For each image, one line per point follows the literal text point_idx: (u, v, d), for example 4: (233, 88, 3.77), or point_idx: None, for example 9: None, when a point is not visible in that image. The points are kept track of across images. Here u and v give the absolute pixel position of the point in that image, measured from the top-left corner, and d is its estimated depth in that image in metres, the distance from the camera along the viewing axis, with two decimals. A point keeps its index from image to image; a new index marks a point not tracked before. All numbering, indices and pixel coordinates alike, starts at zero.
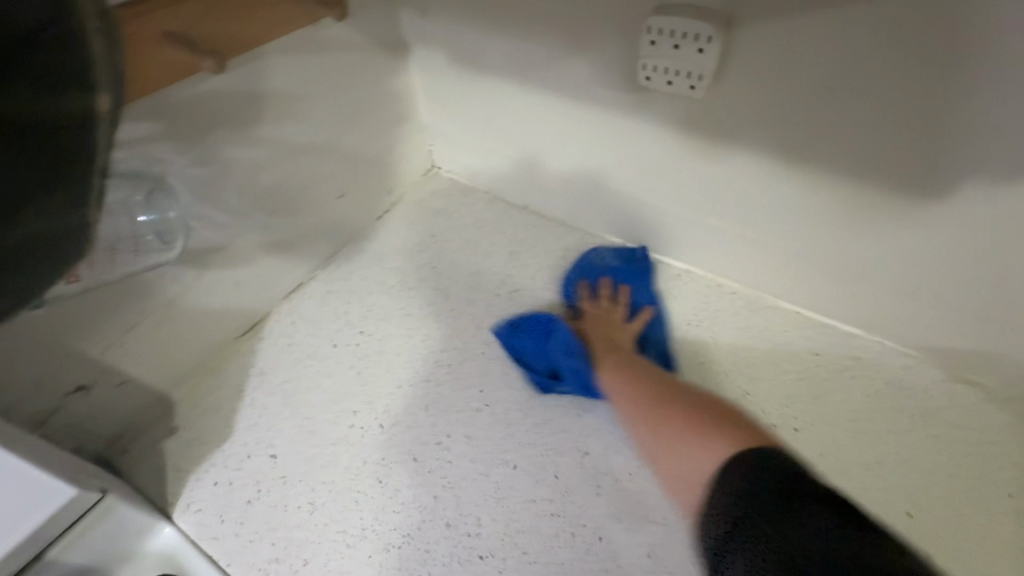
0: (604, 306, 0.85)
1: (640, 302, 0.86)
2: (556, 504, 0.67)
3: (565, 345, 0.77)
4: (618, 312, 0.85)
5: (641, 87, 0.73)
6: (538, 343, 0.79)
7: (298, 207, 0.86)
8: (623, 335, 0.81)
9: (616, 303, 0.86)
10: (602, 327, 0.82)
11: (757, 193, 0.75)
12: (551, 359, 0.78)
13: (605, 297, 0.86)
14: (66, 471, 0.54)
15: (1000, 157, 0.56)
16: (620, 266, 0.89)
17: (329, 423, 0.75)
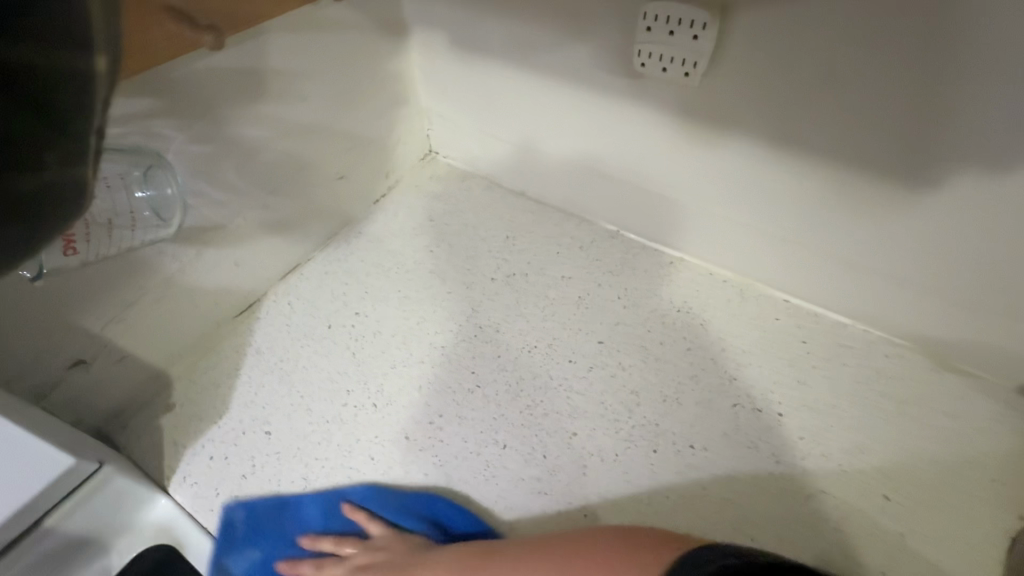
0: (350, 556, 0.63)
1: (335, 504, 0.67)
2: (544, 482, 0.68)
3: (277, 543, 0.65)
4: (355, 552, 0.63)
5: (638, 73, 0.73)
6: (263, 526, 0.66)
7: (296, 188, 0.86)
8: (399, 544, 0.62)
9: (340, 541, 0.64)
10: (388, 568, 0.60)
11: (751, 181, 0.76)
12: (277, 545, 0.65)
13: (344, 544, 0.64)
14: (65, 441, 0.55)
15: (991, 147, 0.57)
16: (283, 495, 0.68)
17: (324, 402, 0.76)
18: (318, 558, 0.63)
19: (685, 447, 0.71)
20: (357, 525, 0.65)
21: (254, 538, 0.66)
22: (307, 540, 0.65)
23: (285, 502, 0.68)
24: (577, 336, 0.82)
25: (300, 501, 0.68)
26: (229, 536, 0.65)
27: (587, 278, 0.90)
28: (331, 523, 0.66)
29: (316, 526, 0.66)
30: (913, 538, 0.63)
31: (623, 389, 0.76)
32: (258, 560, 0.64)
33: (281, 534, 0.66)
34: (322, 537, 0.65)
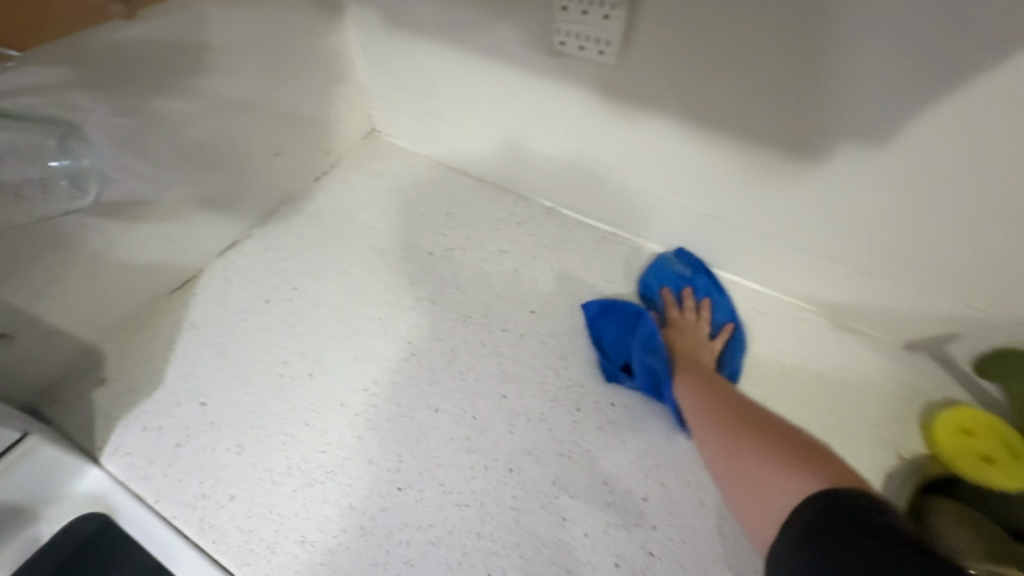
0: (687, 317, 0.84)
1: (702, 294, 0.86)
2: (473, 441, 0.72)
3: (667, 279, 0.88)
4: (703, 329, 0.82)
5: (559, 52, 0.77)
6: (661, 271, 0.88)
7: (231, 164, 0.86)
8: (705, 362, 0.78)
9: (701, 319, 0.84)
10: (687, 352, 0.78)
11: (669, 156, 0.80)
12: (653, 292, 0.87)
13: (688, 313, 0.84)
14: None
15: (868, 122, 0.62)
16: (691, 271, 0.87)
17: (260, 372, 0.78)
18: (677, 321, 0.84)
19: (606, 404, 0.75)
20: (710, 329, 0.83)
21: (677, 282, 0.87)
22: (704, 301, 0.85)
23: (698, 273, 0.87)
24: (510, 306, 0.86)
25: (697, 279, 0.87)
26: (613, 316, 0.81)
27: (523, 251, 0.94)
28: (698, 287, 0.86)
29: (680, 292, 0.87)
30: None
31: (551, 352, 0.81)
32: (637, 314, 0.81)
33: (666, 279, 0.88)
34: (690, 295, 0.86)
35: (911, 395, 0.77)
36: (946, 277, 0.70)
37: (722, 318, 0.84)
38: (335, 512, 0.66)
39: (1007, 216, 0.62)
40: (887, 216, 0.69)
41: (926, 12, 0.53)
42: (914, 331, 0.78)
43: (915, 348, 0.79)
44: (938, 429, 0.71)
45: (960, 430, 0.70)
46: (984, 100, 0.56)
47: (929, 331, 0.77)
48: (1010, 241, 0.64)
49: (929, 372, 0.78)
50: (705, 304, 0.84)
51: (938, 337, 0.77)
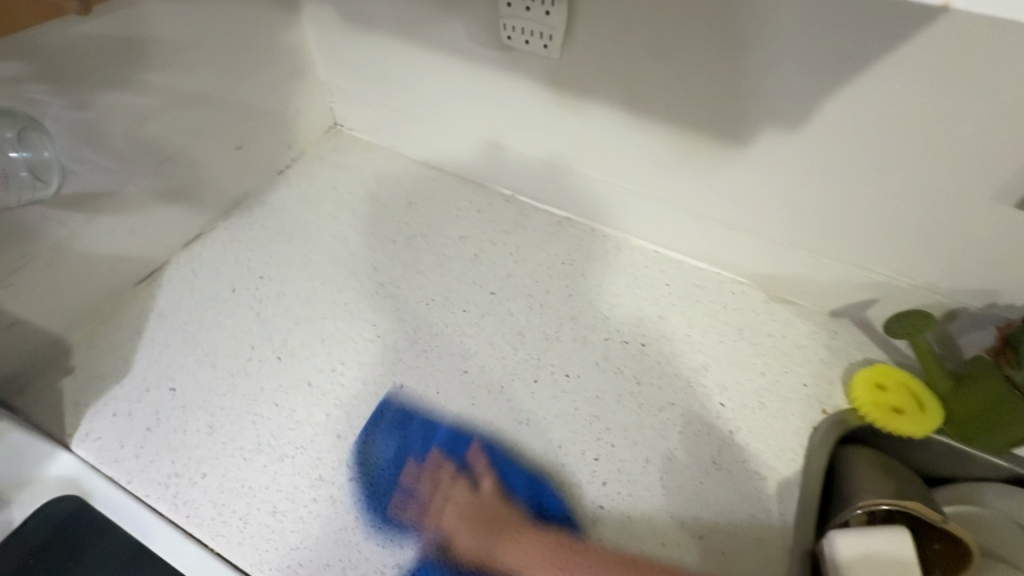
0: (446, 500, 0.70)
1: (462, 451, 0.73)
2: (436, 414, 0.76)
3: (403, 449, 0.73)
4: (491, 497, 0.70)
5: (507, 47, 0.82)
6: (400, 434, 0.74)
7: (193, 157, 0.89)
8: (509, 509, 0.69)
9: (467, 483, 0.71)
10: (532, 553, 0.65)
11: (614, 143, 0.86)
12: (408, 451, 0.73)
13: (459, 484, 0.71)
14: None
15: (783, 107, 0.69)
16: (395, 438, 0.74)
17: (229, 357, 0.80)
18: (469, 515, 0.68)
19: (561, 375, 0.81)
20: (468, 475, 0.72)
21: (394, 431, 0.74)
22: (469, 451, 0.73)
23: (407, 423, 0.75)
24: (471, 287, 0.91)
25: (432, 429, 0.75)
26: (377, 493, 0.70)
27: (482, 237, 0.98)
28: (454, 452, 0.73)
29: (456, 462, 0.73)
30: (740, 433, 0.77)
31: (510, 330, 0.86)
32: (390, 467, 0.72)
33: (384, 470, 0.71)
34: (474, 452, 0.73)
35: (837, 356, 0.85)
36: (860, 247, 0.78)
37: (462, 453, 0.73)
38: (305, 483, 0.70)
39: (906, 189, 0.70)
40: (807, 193, 0.77)
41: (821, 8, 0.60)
42: (837, 299, 0.86)
43: (839, 315, 0.88)
44: (856, 386, 0.78)
45: (874, 385, 0.78)
46: (877, 85, 0.63)
47: (850, 298, 0.85)
48: (910, 213, 0.72)
49: (852, 335, 0.86)
50: (474, 453, 0.73)
51: (858, 304, 0.85)
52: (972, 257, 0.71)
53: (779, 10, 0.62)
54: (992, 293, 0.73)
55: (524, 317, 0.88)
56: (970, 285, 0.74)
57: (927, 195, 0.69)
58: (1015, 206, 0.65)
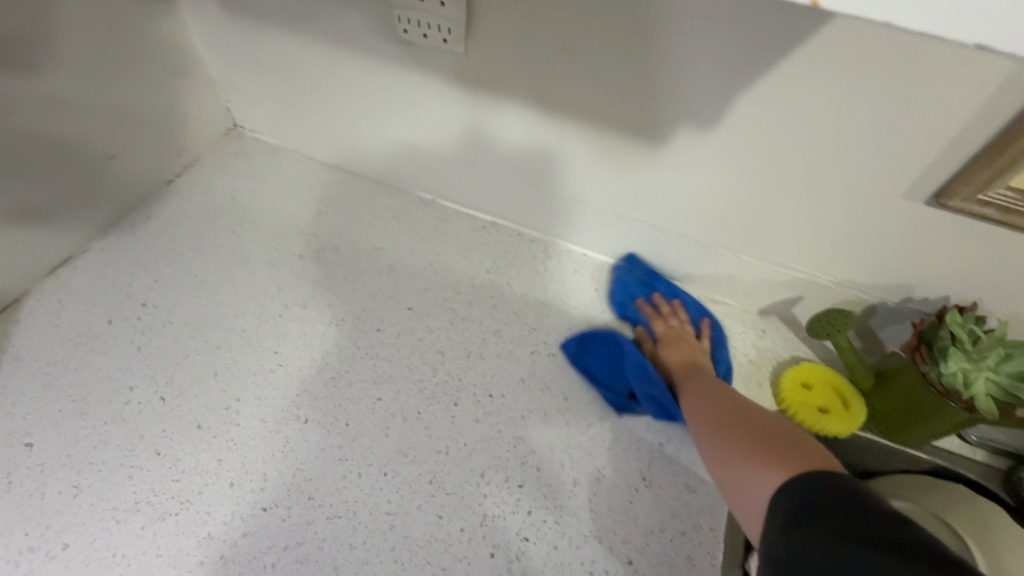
0: (664, 324, 0.82)
1: (696, 319, 0.84)
2: (344, 450, 0.70)
3: (670, 292, 0.86)
4: (687, 330, 0.81)
5: (406, 41, 0.75)
6: (670, 284, 0.87)
7: (48, 172, 0.76)
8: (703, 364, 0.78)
9: (677, 317, 0.83)
10: (674, 346, 0.80)
11: (533, 143, 0.80)
12: (670, 292, 0.86)
13: (677, 323, 0.82)
14: None
15: (697, 106, 0.66)
16: (653, 275, 0.87)
17: (102, 403, 0.71)
18: (663, 334, 0.81)
19: (484, 395, 0.76)
20: (692, 329, 0.82)
21: (654, 276, 0.87)
22: (672, 303, 0.85)
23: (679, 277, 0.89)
24: (387, 303, 0.84)
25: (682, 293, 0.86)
26: (635, 273, 0.87)
27: (400, 246, 0.91)
28: (692, 313, 0.85)
29: (693, 321, 0.84)
30: (670, 445, 0.73)
31: (429, 350, 0.79)
32: (671, 284, 0.87)
33: (644, 287, 0.86)
34: (681, 309, 0.84)
35: (766, 356, 0.84)
36: (784, 246, 0.77)
37: (695, 319, 0.85)
38: (190, 545, 0.63)
39: (824, 188, 0.68)
40: (730, 194, 0.74)
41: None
42: (765, 297, 0.85)
43: (768, 314, 0.87)
44: (784, 387, 0.78)
45: (801, 384, 0.78)
46: (786, 83, 0.60)
47: (778, 297, 0.84)
48: (826, 212, 0.70)
49: (781, 334, 0.86)
50: (676, 303, 0.84)
51: (786, 302, 0.84)
52: (889, 254, 0.71)
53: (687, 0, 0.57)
54: (910, 287, 0.73)
55: (447, 335, 0.81)
56: (890, 280, 0.73)
57: (843, 194, 0.67)
58: (923, 202, 0.64)
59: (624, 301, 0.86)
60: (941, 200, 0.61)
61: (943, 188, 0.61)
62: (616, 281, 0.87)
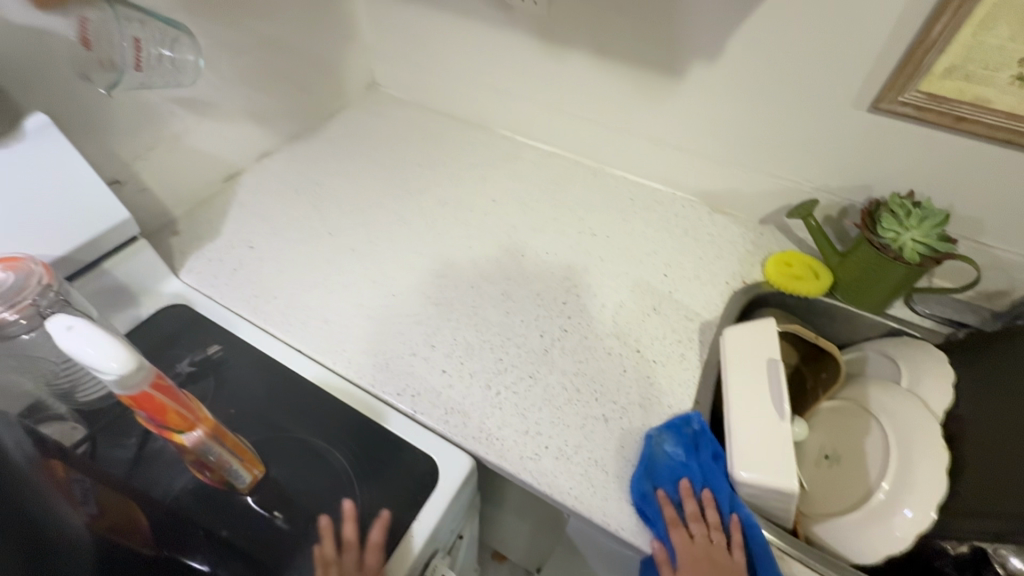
0: (701, 535, 0.69)
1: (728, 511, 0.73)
2: (447, 271, 1.01)
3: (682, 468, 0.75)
4: (719, 546, 0.69)
5: (510, 8, 1.09)
6: (689, 454, 0.76)
7: (270, 89, 1.16)
8: None
9: (706, 522, 0.71)
10: None
11: (592, 84, 1.12)
12: (684, 471, 0.75)
13: (715, 533, 0.70)
14: (113, 202, 0.80)
15: (709, 44, 0.95)
16: (684, 452, 0.76)
17: (293, 230, 1.07)
18: (687, 557, 0.68)
19: (543, 252, 1.06)
20: (724, 535, 0.70)
21: (688, 448, 0.76)
22: (704, 495, 0.73)
23: (695, 449, 0.77)
24: (476, 196, 1.17)
25: (721, 464, 0.75)
26: (683, 432, 0.77)
27: (487, 164, 1.25)
28: (724, 506, 0.73)
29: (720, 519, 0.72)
30: (676, 291, 1.00)
31: (505, 224, 1.11)
32: (680, 462, 0.75)
33: (664, 470, 0.74)
34: (715, 506, 0.72)
35: (759, 249, 1.08)
36: (775, 159, 1.03)
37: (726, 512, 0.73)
38: (349, 306, 0.95)
39: (801, 107, 0.94)
40: (734, 116, 1.01)
41: None
42: (762, 207, 1.10)
43: (766, 222, 1.11)
44: (768, 264, 1.01)
45: (783, 263, 1.01)
46: (767, 21, 0.88)
47: (770, 206, 1.09)
48: (803, 127, 0.96)
49: (774, 236, 1.10)
50: (708, 499, 0.72)
51: (777, 211, 1.09)
52: (851, 159, 0.95)
53: None
54: (868, 187, 0.97)
55: (518, 218, 1.12)
56: (853, 182, 0.98)
57: (813, 110, 0.94)
58: (866, 110, 0.89)
59: (647, 494, 0.72)
60: (876, 104, 0.87)
61: (876, 98, 0.87)
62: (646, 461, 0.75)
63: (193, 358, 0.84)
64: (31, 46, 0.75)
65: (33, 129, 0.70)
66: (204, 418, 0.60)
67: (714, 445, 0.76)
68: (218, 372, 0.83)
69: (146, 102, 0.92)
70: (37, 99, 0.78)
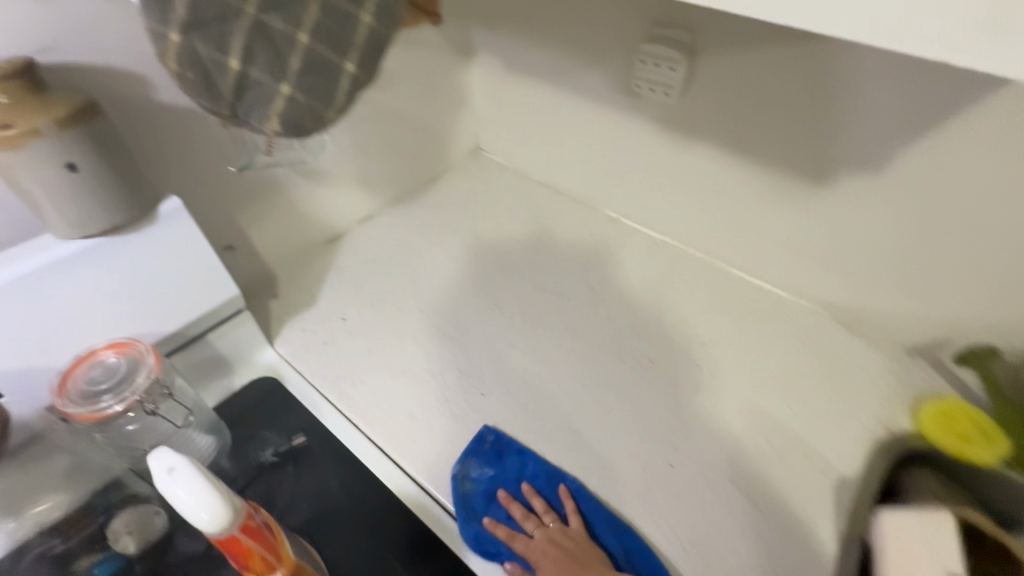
0: (537, 529, 0.74)
1: (552, 489, 0.79)
2: (540, 372, 0.94)
3: (496, 479, 0.79)
4: (554, 527, 0.74)
5: (635, 94, 1.02)
6: (497, 466, 0.81)
7: (378, 156, 1.16)
8: (592, 556, 0.70)
9: (537, 514, 0.76)
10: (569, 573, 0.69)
11: (717, 178, 1.02)
12: (500, 481, 0.79)
13: (549, 518, 0.75)
14: (223, 280, 0.79)
15: (866, 155, 0.82)
16: (490, 466, 0.80)
17: (387, 304, 1.04)
18: (538, 556, 0.71)
19: (647, 362, 0.96)
20: (557, 514, 0.76)
21: (491, 460, 0.81)
22: (524, 490, 0.79)
23: (502, 456, 0.82)
24: (576, 284, 1.09)
25: (524, 454, 0.82)
26: (479, 449, 0.82)
27: (589, 247, 1.17)
28: (544, 488, 0.79)
29: (548, 501, 0.78)
30: (802, 432, 0.86)
31: (605, 321, 1.03)
32: (490, 477, 0.79)
33: (480, 494, 0.78)
34: (537, 494, 0.78)
35: (908, 388, 0.91)
36: (938, 290, 0.86)
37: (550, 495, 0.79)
38: (435, 403, 0.89)
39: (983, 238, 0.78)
40: (887, 235, 0.87)
41: (915, 72, 0.72)
42: (915, 336, 0.93)
43: (917, 354, 0.94)
44: (921, 411, 0.87)
45: (941, 414, 0.86)
46: (951, 142, 0.73)
47: (926, 337, 0.92)
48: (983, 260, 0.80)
49: (927, 374, 0.92)
50: (527, 491, 0.78)
51: (934, 344, 0.92)
52: None
53: (867, 67, 0.75)
54: None
55: (620, 315, 1.03)
56: None
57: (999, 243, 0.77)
58: None
59: (480, 530, 0.74)
60: None
61: None
62: (456, 495, 0.77)
63: (278, 449, 0.80)
64: (174, 127, 0.78)
65: (165, 213, 0.70)
66: (286, 558, 0.54)
67: (509, 444, 0.83)
68: (298, 465, 0.80)
69: (266, 174, 0.93)
70: (171, 175, 0.81)
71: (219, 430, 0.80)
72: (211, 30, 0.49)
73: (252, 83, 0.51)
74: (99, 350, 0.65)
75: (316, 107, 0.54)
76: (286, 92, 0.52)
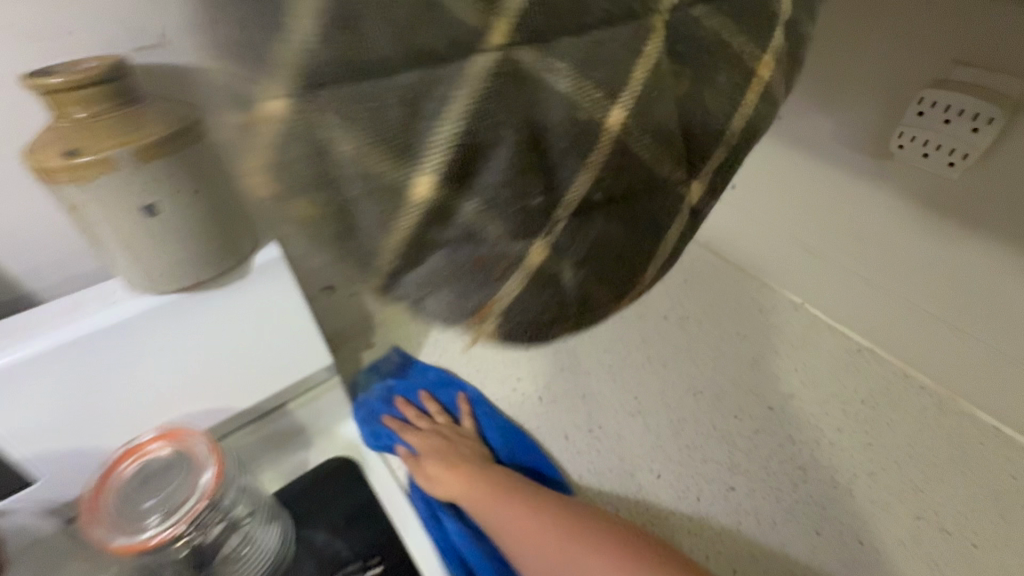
0: (429, 425, 0.76)
1: (451, 397, 0.81)
2: (695, 521, 0.69)
3: (393, 389, 0.81)
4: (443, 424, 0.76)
5: (891, 155, 0.72)
6: (400, 380, 0.82)
7: None
8: (474, 448, 0.73)
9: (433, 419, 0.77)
10: (448, 456, 0.70)
11: (993, 293, 0.70)
12: (400, 391, 0.81)
13: (440, 417, 0.77)
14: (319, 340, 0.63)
15: None
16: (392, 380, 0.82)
17: (496, 382, 0.83)
18: (423, 445, 0.72)
19: (853, 540, 0.67)
20: (450, 416, 0.78)
21: (395, 375, 0.83)
22: (421, 395, 0.81)
23: (405, 374, 0.84)
24: (746, 393, 0.82)
25: (428, 370, 0.84)
26: (381, 368, 0.84)
27: (766, 341, 0.89)
28: (442, 396, 0.81)
29: (444, 406, 0.80)
30: None
31: (788, 461, 0.74)
32: (389, 388, 0.81)
33: (376, 400, 0.79)
34: (434, 400, 0.80)
35: None
36: None
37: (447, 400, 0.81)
38: None
39: None
40: None
41: None
42: None
43: None
44: None
45: None
46: None
47: None
48: None
49: None
50: (424, 397, 0.80)
51: None
52: None
53: None
54: None
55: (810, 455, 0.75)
56: None
57: None
58: None
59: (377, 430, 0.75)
60: None
61: None
62: (355, 403, 0.78)
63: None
64: None
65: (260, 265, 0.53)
66: None
67: (416, 362, 0.85)
68: None
69: None
70: None
71: (280, 514, 0.65)
72: (390, 98, 0.21)
73: (496, 245, 0.24)
74: (145, 442, 0.50)
75: (590, 281, 0.28)
76: (539, 262, 0.26)
